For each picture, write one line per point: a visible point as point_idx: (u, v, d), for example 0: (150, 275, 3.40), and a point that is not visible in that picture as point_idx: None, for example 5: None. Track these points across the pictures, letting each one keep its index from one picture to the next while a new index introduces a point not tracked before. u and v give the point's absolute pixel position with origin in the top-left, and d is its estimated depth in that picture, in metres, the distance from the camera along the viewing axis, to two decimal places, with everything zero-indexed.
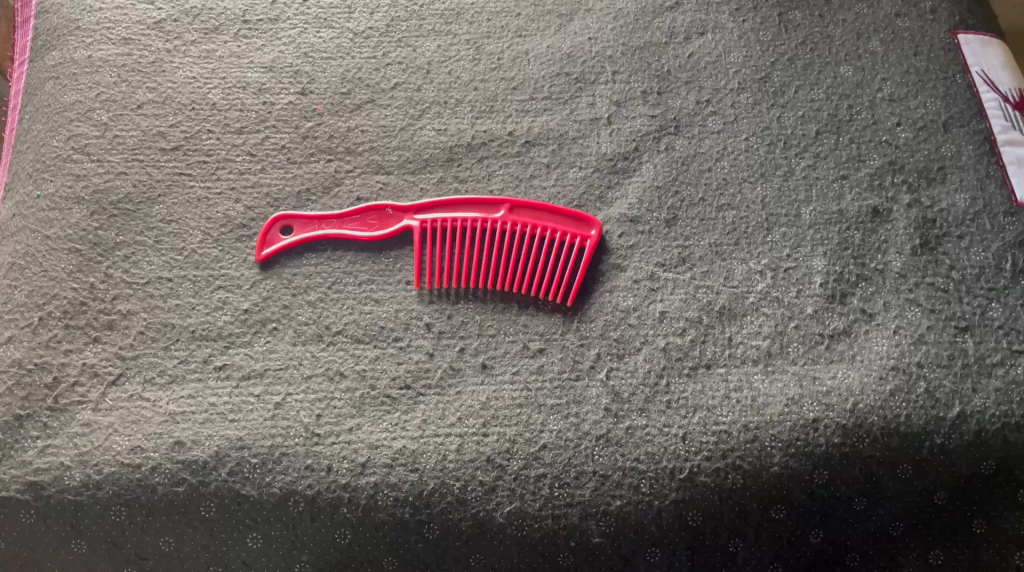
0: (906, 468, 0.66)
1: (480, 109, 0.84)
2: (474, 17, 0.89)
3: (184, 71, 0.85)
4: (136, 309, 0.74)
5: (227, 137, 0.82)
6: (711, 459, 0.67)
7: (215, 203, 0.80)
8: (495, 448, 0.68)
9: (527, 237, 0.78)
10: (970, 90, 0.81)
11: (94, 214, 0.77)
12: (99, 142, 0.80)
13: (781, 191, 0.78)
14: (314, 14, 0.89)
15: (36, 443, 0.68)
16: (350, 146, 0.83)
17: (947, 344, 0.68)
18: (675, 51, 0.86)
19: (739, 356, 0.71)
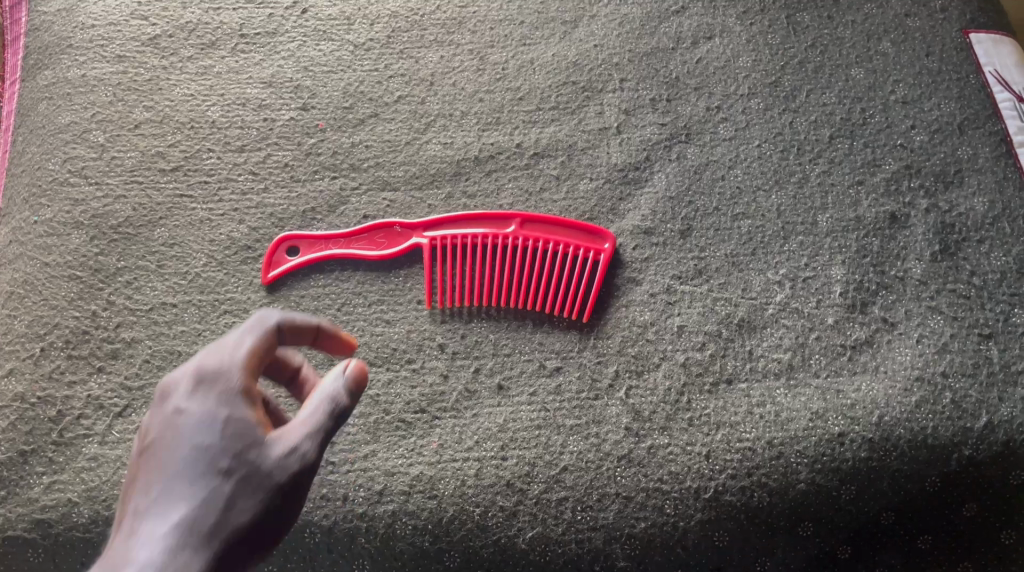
0: (935, 481, 0.65)
1: (486, 121, 0.81)
2: (476, 27, 0.86)
3: (181, 88, 0.82)
4: (141, 336, 0.70)
5: (228, 156, 0.79)
6: (736, 477, 0.65)
7: (218, 225, 0.75)
8: (515, 472, 0.65)
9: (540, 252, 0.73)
10: (983, 91, 0.80)
11: (94, 239, 0.74)
12: (96, 164, 0.77)
13: (797, 198, 0.76)
14: (313, 27, 0.86)
15: (42, 479, 0.64)
16: (355, 163, 0.79)
17: (972, 353, 0.68)
18: (683, 57, 0.84)
19: (760, 370, 0.69)
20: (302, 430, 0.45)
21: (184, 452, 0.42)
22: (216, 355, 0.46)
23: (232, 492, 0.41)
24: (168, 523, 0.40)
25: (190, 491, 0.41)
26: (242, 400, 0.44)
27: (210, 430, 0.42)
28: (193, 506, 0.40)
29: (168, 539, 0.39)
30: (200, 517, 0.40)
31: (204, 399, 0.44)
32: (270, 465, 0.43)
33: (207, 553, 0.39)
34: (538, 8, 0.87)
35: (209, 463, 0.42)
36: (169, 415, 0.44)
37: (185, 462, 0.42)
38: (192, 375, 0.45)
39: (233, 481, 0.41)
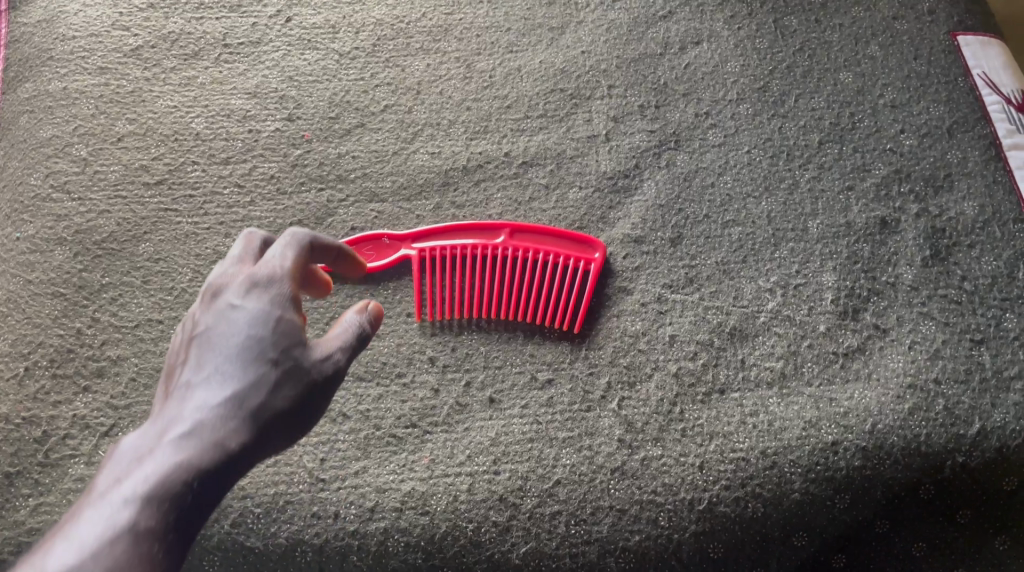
0: (928, 488, 0.65)
1: (473, 130, 0.80)
2: (462, 34, 0.86)
3: (164, 100, 0.81)
4: (127, 354, 0.69)
5: (213, 168, 0.78)
6: (730, 488, 0.64)
7: (204, 239, 0.74)
8: (508, 486, 0.64)
9: (530, 263, 0.73)
10: (972, 94, 0.80)
11: (78, 255, 0.73)
12: (79, 179, 0.76)
13: (787, 204, 0.76)
14: (297, 36, 0.85)
15: (27, 501, 0.63)
16: (342, 174, 0.78)
17: (964, 359, 0.68)
18: (671, 62, 0.84)
19: (753, 379, 0.69)
20: (330, 347, 0.50)
21: (238, 338, 0.46)
22: (268, 266, 0.51)
23: (278, 380, 0.46)
24: (223, 392, 0.44)
25: (243, 371, 0.45)
26: (291, 305, 0.49)
27: (262, 324, 0.47)
28: (246, 382, 0.45)
29: (223, 405, 0.44)
30: (249, 396, 0.44)
31: (258, 300, 0.48)
32: (308, 365, 0.48)
33: (254, 425, 0.44)
34: (525, 14, 0.87)
35: (259, 352, 0.46)
36: (223, 308, 0.48)
37: (238, 346, 0.46)
38: (248, 278, 0.49)
39: (281, 368, 0.46)
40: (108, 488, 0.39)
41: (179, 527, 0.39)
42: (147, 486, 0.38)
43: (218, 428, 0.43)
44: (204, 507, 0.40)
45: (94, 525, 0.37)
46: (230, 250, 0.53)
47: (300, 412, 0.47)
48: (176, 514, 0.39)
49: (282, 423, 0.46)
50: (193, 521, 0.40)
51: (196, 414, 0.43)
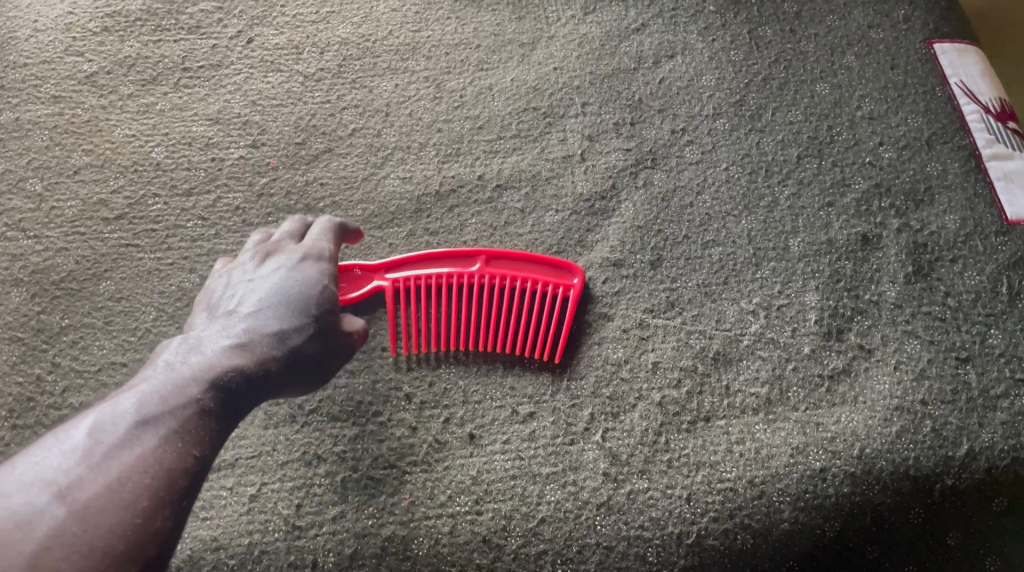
0: (918, 512, 0.64)
1: (445, 152, 0.78)
2: (431, 52, 0.83)
3: (122, 129, 0.78)
4: (89, 400, 0.66)
5: (175, 200, 0.75)
6: (718, 520, 0.63)
7: (167, 275, 0.71)
8: (491, 527, 0.62)
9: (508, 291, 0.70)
10: (950, 103, 0.79)
11: (35, 297, 0.70)
12: (34, 216, 0.73)
13: (768, 222, 0.75)
14: (260, 57, 0.82)
15: None
16: (310, 202, 0.75)
17: (950, 378, 0.67)
18: (646, 77, 0.82)
19: (738, 406, 0.67)
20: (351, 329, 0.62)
21: (283, 296, 0.58)
22: (317, 247, 0.63)
23: (311, 336, 0.58)
24: (265, 330, 0.56)
25: (287, 321, 0.57)
26: (331, 281, 0.62)
27: (304, 290, 0.59)
28: (286, 326, 0.57)
29: (267, 339, 0.55)
30: (288, 341, 0.56)
31: (306, 274, 0.61)
32: (333, 333, 0.60)
33: (284, 363, 0.56)
34: (494, 30, 0.85)
35: (302, 311, 0.58)
36: (275, 272, 0.61)
37: (282, 300, 0.58)
38: (301, 253, 0.62)
39: (314, 324, 0.58)
40: (178, 366, 0.51)
41: (224, 414, 0.50)
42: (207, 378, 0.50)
43: (257, 354, 0.54)
44: (239, 407, 0.52)
45: (169, 387, 0.49)
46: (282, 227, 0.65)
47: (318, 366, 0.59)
48: (221, 403, 0.50)
49: (304, 367, 0.57)
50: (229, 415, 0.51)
51: (243, 337, 0.55)
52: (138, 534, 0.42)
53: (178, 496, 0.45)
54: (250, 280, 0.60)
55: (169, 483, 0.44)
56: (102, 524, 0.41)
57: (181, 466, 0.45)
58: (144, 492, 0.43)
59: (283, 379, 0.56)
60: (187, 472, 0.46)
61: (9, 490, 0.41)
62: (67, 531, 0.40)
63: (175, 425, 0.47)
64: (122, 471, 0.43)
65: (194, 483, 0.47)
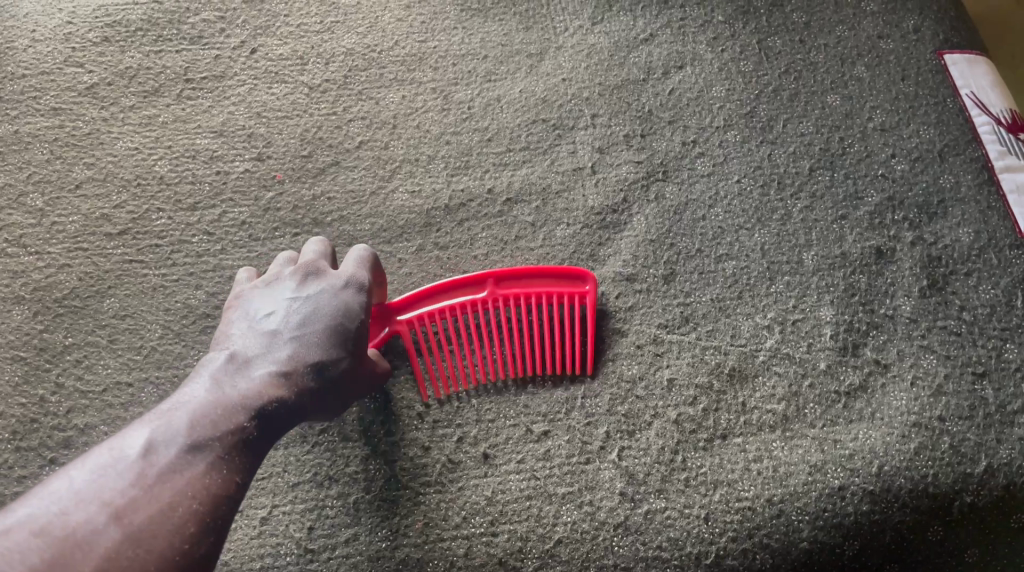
0: (937, 530, 0.63)
1: (454, 165, 0.77)
2: (438, 63, 0.82)
3: (124, 141, 0.77)
4: (95, 422, 0.65)
5: (179, 215, 0.73)
6: (737, 540, 0.62)
7: (173, 292, 0.70)
8: (507, 549, 0.61)
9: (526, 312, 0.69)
10: (961, 115, 0.79)
11: (38, 315, 0.69)
12: (36, 232, 0.72)
13: (781, 236, 0.74)
14: (264, 68, 0.81)
15: None
16: (318, 217, 0.74)
17: (967, 394, 0.66)
18: (655, 88, 0.81)
19: (755, 423, 0.66)
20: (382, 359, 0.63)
21: (324, 320, 0.59)
22: (358, 272, 0.63)
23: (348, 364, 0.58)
24: (306, 354, 0.56)
25: (329, 347, 0.58)
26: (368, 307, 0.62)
27: (344, 316, 0.60)
28: (328, 353, 0.57)
29: (310, 364, 0.56)
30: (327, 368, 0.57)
31: (346, 298, 0.61)
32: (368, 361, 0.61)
33: (322, 389, 0.56)
34: (502, 40, 0.84)
35: (342, 338, 0.59)
36: (316, 293, 0.60)
37: (325, 324, 0.59)
38: (343, 278, 0.62)
39: (351, 352, 0.59)
40: (224, 386, 0.52)
41: (264, 440, 0.52)
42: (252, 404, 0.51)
43: (297, 379, 0.55)
44: (279, 431, 0.53)
45: (216, 410, 0.50)
46: (315, 249, 0.65)
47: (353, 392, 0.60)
48: (262, 428, 0.52)
49: (338, 393, 0.58)
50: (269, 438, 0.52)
51: (287, 360, 0.55)
52: (183, 561, 0.44)
53: (221, 524, 0.46)
54: (290, 298, 0.60)
55: (213, 510, 0.46)
56: (151, 552, 0.42)
57: (225, 493, 0.47)
58: (193, 518, 0.45)
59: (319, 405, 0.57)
60: (229, 500, 0.47)
61: (67, 507, 0.43)
62: (122, 555, 0.42)
63: (220, 452, 0.48)
64: (173, 499, 0.45)
65: (234, 510, 0.48)
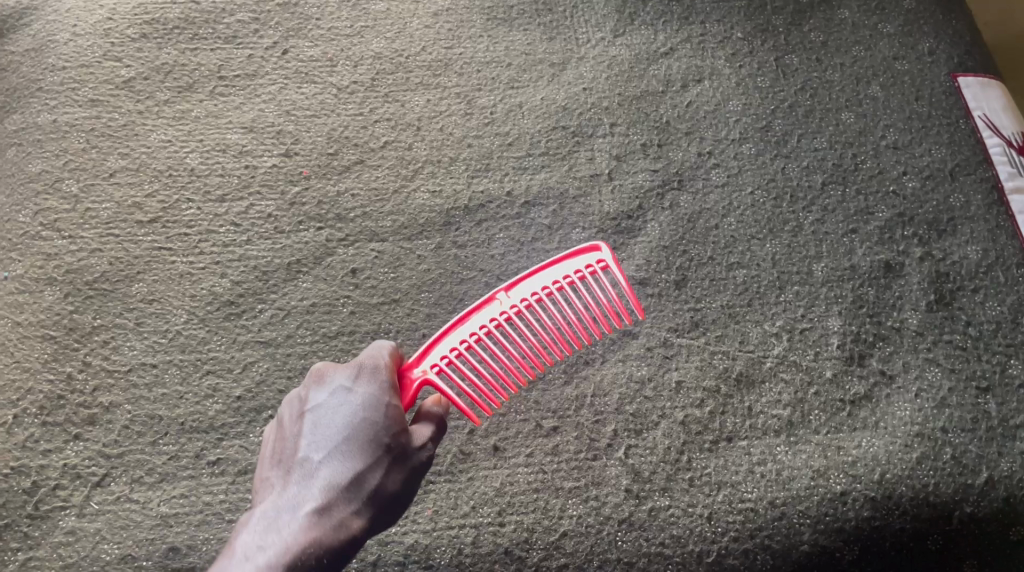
0: (937, 539, 0.64)
1: (475, 168, 0.79)
2: (462, 69, 0.85)
3: (158, 134, 0.79)
4: (119, 401, 0.67)
5: (208, 206, 0.76)
6: (738, 540, 0.63)
7: (199, 279, 0.72)
8: (513, 539, 0.63)
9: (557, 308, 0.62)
10: (973, 136, 0.80)
11: (69, 296, 0.71)
12: (70, 216, 0.75)
13: (792, 247, 0.76)
14: (294, 68, 0.84)
15: (16, 556, 0.61)
16: (341, 212, 0.76)
17: (970, 407, 0.68)
18: (673, 100, 0.83)
19: (760, 427, 0.68)
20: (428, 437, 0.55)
21: (351, 426, 0.53)
22: (373, 358, 0.56)
23: (389, 465, 0.52)
24: (338, 475, 0.51)
25: (361, 455, 0.51)
26: (395, 390, 0.55)
27: (373, 411, 0.53)
28: (361, 466, 0.51)
29: (342, 486, 0.50)
30: (366, 479, 0.51)
31: (366, 388, 0.54)
32: (410, 450, 0.54)
33: (367, 510, 0.51)
34: (525, 49, 0.86)
35: (374, 437, 0.52)
36: (338, 393, 0.54)
37: (351, 432, 0.52)
38: (356, 367, 0.56)
39: (388, 451, 0.52)
40: (252, 551, 0.46)
41: None
42: (285, 559, 0.46)
43: (336, 510, 0.50)
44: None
45: None
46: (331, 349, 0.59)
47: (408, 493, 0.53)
48: None
49: (391, 504, 0.52)
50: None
51: (322, 490, 0.50)
52: None
53: None
54: (307, 412, 0.54)
55: None
56: None
57: None
58: None
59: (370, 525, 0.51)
60: None
61: None
62: None
63: None
64: None
65: None
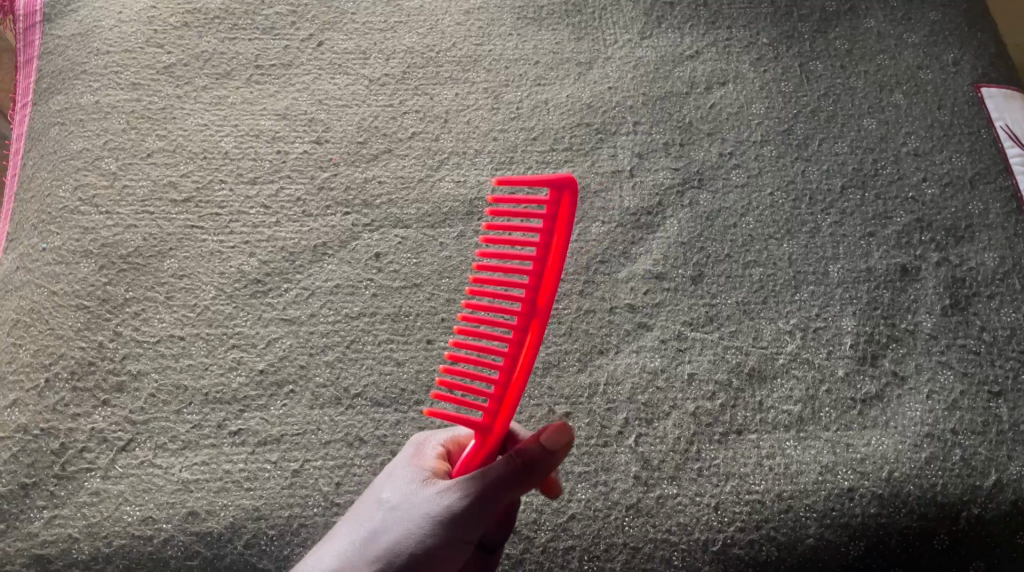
0: (943, 539, 0.64)
1: (499, 160, 0.81)
2: (491, 65, 0.87)
3: (195, 118, 0.82)
4: (147, 369, 0.69)
5: (240, 188, 0.79)
6: (744, 530, 0.64)
7: (229, 257, 0.75)
8: (522, 519, 0.65)
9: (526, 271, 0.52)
10: (994, 146, 0.81)
11: (103, 268, 0.73)
12: (108, 193, 0.77)
13: (808, 248, 0.77)
14: (328, 60, 0.87)
15: (42, 514, 0.63)
16: (368, 199, 0.78)
17: (981, 410, 0.68)
18: (697, 102, 0.85)
19: (770, 422, 0.68)
20: (457, 481, 0.51)
21: (375, 498, 0.55)
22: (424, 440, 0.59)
23: (398, 519, 0.52)
24: (352, 540, 0.52)
25: (374, 519, 0.53)
26: (427, 460, 0.56)
27: (394, 483, 0.55)
28: (370, 528, 0.52)
29: (352, 549, 0.52)
30: (373, 538, 0.52)
31: (400, 462, 0.57)
32: (427, 501, 0.52)
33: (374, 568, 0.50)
34: (553, 48, 0.88)
35: (388, 500, 0.53)
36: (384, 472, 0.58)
37: (375, 501, 0.54)
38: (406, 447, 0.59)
39: (397, 508, 0.52)
40: None
41: None
42: None
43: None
44: None
45: None
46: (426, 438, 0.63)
47: (417, 544, 0.50)
48: None
49: (408, 557, 0.50)
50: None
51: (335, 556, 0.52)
52: None
53: None
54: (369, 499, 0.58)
55: None
56: None
57: None
58: None
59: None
60: None
61: None
62: None
63: None
64: None
65: None
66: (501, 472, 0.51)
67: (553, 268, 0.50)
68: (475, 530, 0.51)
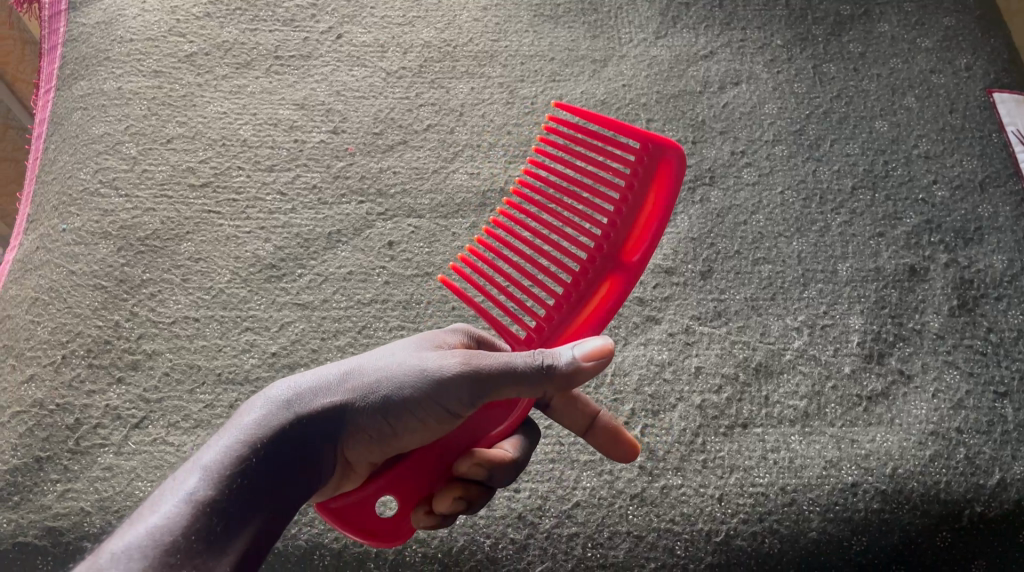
0: (945, 536, 0.64)
1: (513, 153, 0.82)
2: (507, 61, 0.88)
3: (215, 106, 0.84)
4: (161, 349, 0.70)
5: (257, 175, 0.80)
6: (747, 522, 0.64)
7: (245, 242, 0.76)
8: (527, 505, 0.65)
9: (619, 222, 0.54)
10: (1005, 150, 0.81)
11: (122, 250, 0.75)
12: (128, 177, 0.79)
13: (818, 246, 0.77)
14: (346, 52, 0.88)
15: (55, 487, 0.64)
16: (382, 188, 0.80)
17: (986, 410, 0.68)
18: (710, 101, 0.86)
19: (776, 416, 0.69)
20: (460, 350, 0.50)
21: (379, 347, 0.53)
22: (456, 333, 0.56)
23: (392, 364, 0.50)
24: (342, 366, 0.51)
25: (369, 358, 0.51)
26: (441, 336, 0.54)
27: (402, 340, 0.53)
28: (364, 362, 0.51)
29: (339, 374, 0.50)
30: (363, 372, 0.50)
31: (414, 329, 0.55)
32: (426, 356, 0.50)
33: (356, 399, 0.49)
34: (569, 46, 0.89)
35: (389, 350, 0.52)
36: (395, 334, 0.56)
37: (375, 348, 0.53)
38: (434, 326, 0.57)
39: (396, 356, 0.51)
40: (240, 413, 0.49)
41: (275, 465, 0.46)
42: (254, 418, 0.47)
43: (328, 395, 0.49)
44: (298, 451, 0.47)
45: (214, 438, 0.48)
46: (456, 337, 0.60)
47: (396, 390, 0.48)
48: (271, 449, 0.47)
49: (391, 403, 0.48)
50: (277, 448, 0.47)
51: (323, 373, 0.50)
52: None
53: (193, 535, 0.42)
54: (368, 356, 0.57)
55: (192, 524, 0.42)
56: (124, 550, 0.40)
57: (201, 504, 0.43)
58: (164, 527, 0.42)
59: (347, 408, 0.49)
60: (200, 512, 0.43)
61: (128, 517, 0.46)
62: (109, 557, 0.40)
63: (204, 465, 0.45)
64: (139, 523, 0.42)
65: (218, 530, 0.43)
66: (513, 362, 0.49)
67: (645, 230, 0.53)
68: (460, 403, 0.49)
